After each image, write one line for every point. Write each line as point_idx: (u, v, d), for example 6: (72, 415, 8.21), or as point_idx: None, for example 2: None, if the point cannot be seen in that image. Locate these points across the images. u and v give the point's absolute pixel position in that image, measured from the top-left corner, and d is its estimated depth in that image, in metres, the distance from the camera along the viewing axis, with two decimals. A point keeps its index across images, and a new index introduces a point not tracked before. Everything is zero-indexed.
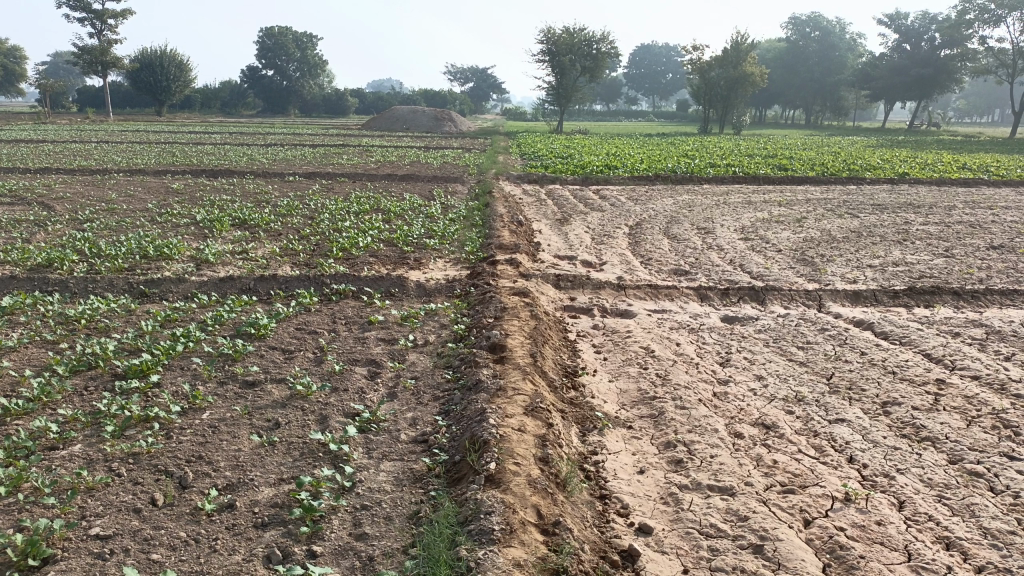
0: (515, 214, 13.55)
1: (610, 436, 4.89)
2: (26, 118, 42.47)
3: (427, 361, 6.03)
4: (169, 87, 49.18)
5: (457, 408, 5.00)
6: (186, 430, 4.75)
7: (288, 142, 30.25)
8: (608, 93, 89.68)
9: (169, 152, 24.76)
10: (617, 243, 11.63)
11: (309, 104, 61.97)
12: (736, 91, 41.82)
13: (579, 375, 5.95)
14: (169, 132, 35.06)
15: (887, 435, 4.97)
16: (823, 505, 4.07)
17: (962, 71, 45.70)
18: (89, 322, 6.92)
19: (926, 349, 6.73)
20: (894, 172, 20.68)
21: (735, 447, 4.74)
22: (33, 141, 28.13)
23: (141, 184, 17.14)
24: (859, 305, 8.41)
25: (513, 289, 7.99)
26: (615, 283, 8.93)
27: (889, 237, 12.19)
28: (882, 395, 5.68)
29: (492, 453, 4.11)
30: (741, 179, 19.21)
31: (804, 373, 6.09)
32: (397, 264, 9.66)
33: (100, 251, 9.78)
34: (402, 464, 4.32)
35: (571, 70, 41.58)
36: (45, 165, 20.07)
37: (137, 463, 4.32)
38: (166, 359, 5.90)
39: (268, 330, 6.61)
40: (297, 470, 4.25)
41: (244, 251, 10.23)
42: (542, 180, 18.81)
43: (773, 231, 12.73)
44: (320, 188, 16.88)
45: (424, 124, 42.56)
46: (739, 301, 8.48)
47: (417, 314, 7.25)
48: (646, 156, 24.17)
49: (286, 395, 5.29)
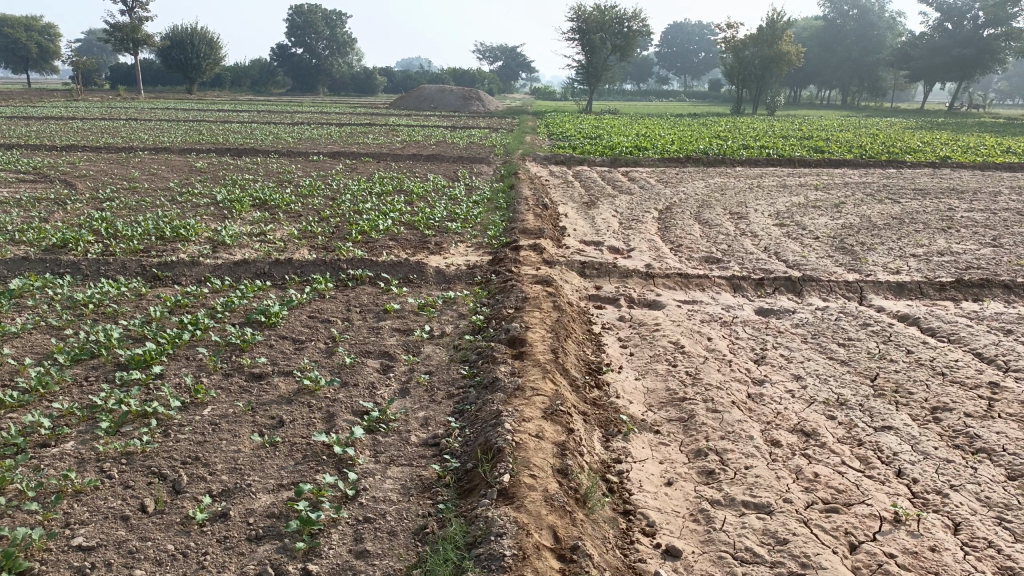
0: (541, 196, 13.18)
1: (635, 442, 4.54)
2: (59, 95, 42.56)
3: (443, 354, 5.73)
4: (200, 65, 49.08)
5: (472, 408, 4.68)
6: (185, 427, 4.49)
7: (314, 120, 29.99)
8: (638, 73, 88.32)
9: (196, 130, 24.61)
10: (645, 228, 11.22)
11: (338, 82, 61.58)
12: (770, 71, 40.70)
13: (603, 373, 5.60)
14: (197, 110, 35.02)
15: (939, 446, 4.57)
16: (870, 527, 3.70)
17: (1006, 51, 44.09)
18: (97, 307, 6.71)
19: (976, 348, 6.28)
20: (936, 155, 19.97)
21: (772, 457, 4.36)
22: (64, 117, 28.20)
23: (164, 163, 16.96)
24: (903, 298, 7.94)
25: (536, 277, 7.63)
26: (643, 271, 8.53)
27: (932, 224, 11.62)
28: (931, 399, 5.25)
29: (506, 464, 3.78)
30: (775, 161, 18.60)
31: (846, 374, 5.68)
32: (417, 249, 9.37)
33: (116, 232, 9.60)
34: (411, 471, 4.01)
35: (602, 48, 40.70)
36: (72, 142, 20.00)
37: (130, 464, 4.06)
38: (171, 348, 5.64)
39: (279, 318, 6.33)
40: (298, 475, 3.96)
41: (262, 233, 9.97)
42: (570, 161, 18.38)
43: (810, 216, 12.22)
44: (344, 168, 16.60)
45: (452, 103, 42.02)
46: (774, 293, 8.04)
47: (435, 303, 6.93)
48: (677, 137, 23.58)
49: (293, 390, 5.00)
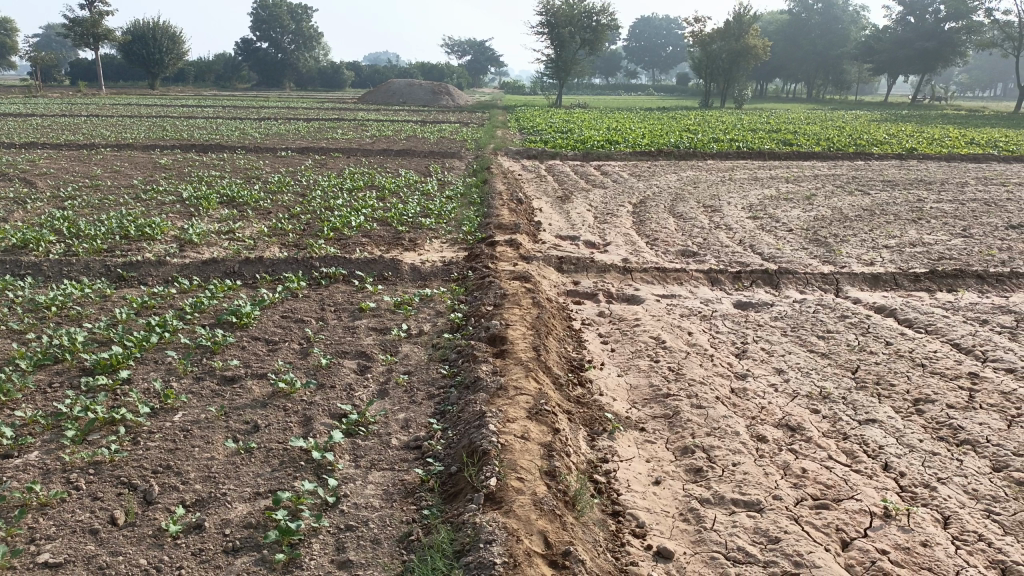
0: (515, 191, 13.08)
1: (621, 441, 4.46)
2: (16, 91, 41.44)
3: (421, 353, 5.60)
4: (162, 60, 48.13)
5: (454, 409, 4.57)
6: (155, 434, 4.32)
7: (281, 116, 29.53)
8: (606, 67, 88.48)
9: (160, 126, 24.08)
10: (621, 222, 11.17)
11: (305, 77, 60.84)
12: (737, 65, 40.98)
13: (585, 370, 5.52)
14: (160, 106, 34.31)
15: (924, 438, 4.55)
16: (861, 523, 3.66)
17: (967, 44, 44.76)
18: (60, 309, 6.47)
19: (953, 338, 6.30)
20: (902, 147, 20.19)
21: (759, 453, 4.31)
22: (22, 114, 27.45)
23: (128, 160, 16.56)
24: (878, 289, 7.96)
25: (514, 273, 7.54)
26: (621, 266, 8.46)
27: (903, 216, 11.71)
28: (913, 391, 5.25)
29: (492, 468, 3.67)
30: (746, 154, 18.68)
31: (828, 366, 5.66)
32: (391, 245, 9.22)
33: (79, 231, 9.31)
34: (393, 475, 3.90)
35: (571, 42, 40.63)
36: (30, 139, 19.44)
37: (98, 474, 3.89)
38: (139, 352, 5.45)
39: (250, 319, 6.15)
40: (276, 483, 3.81)
41: (231, 231, 9.74)
42: (542, 155, 18.29)
43: (782, 209, 12.26)
44: (313, 163, 16.34)
45: (422, 98, 41.71)
46: (751, 286, 8.03)
47: (412, 300, 6.80)
48: (647, 131, 23.61)
49: (268, 393, 4.84)
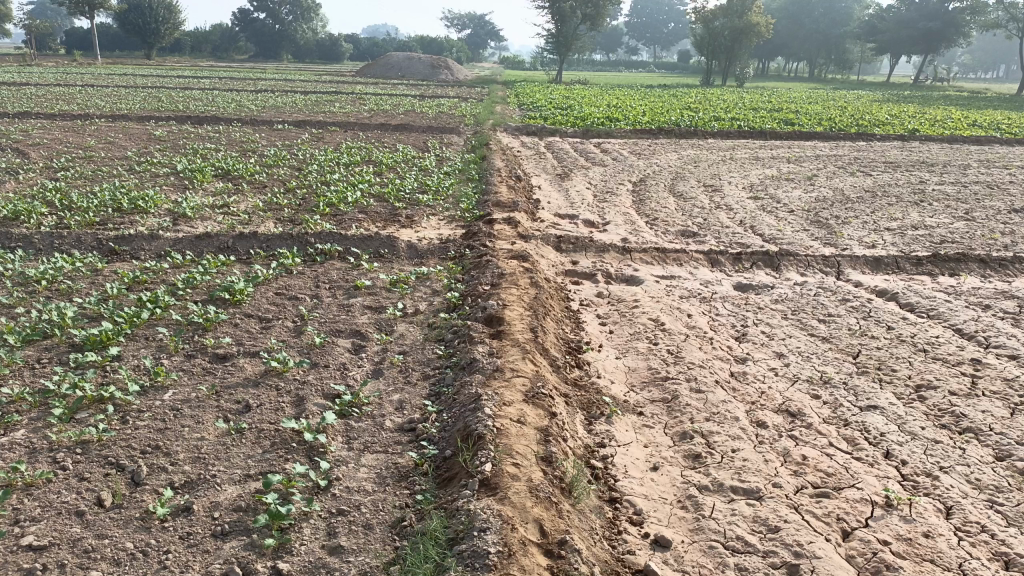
0: (514, 167, 12.93)
1: (619, 425, 4.39)
2: (11, 60, 40.97)
3: (417, 333, 5.51)
4: (159, 29, 47.62)
5: (449, 391, 4.49)
6: (144, 413, 4.23)
7: (279, 88, 29.25)
8: (607, 44, 87.70)
9: (155, 97, 23.82)
10: (620, 201, 11.05)
11: (303, 49, 60.22)
12: (739, 42, 40.58)
13: (583, 352, 5.44)
14: (155, 76, 33.93)
15: (926, 426, 4.49)
16: (862, 512, 3.60)
17: (971, 24, 44.29)
18: (50, 283, 6.36)
19: (955, 324, 6.22)
20: (904, 128, 20.02)
21: (759, 439, 4.24)
22: (16, 82, 27.12)
23: (122, 131, 16.37)
24: (880, 273, 7.87)
25: (512, 252, 7.43)
26: (620, 246, 8.35)
27: (905, 198, 11.59)
28: (914, 377, 5.18)
29: (487, 453, 3.60)
30: (746, 133, 18.51)
31: (829, 351, 5.58)
32: (387, 222, 9.10)
33: (71, 203, 9.18)
34: (386, 458, 3.82)
35: (572, 17, 40.15)
36: (24, 109, 19.22)
37: (85, 454, 3.81)
38: (130, 328, 5.35)
39: (244, 296, 6.05)
40: (267, 464, 3.74)
41: (225, 205, 9.61)
42: (541, 132, 18.10)
43: (784, 189, 12.13)
44: (310, 137, 16.18)
45: (420, 72, 41.32)
46: (752, 268, 7.94)
47: (408, 278, 6.70)
48: (647, 108, 23.39)
49: (260, 372, 4.76)
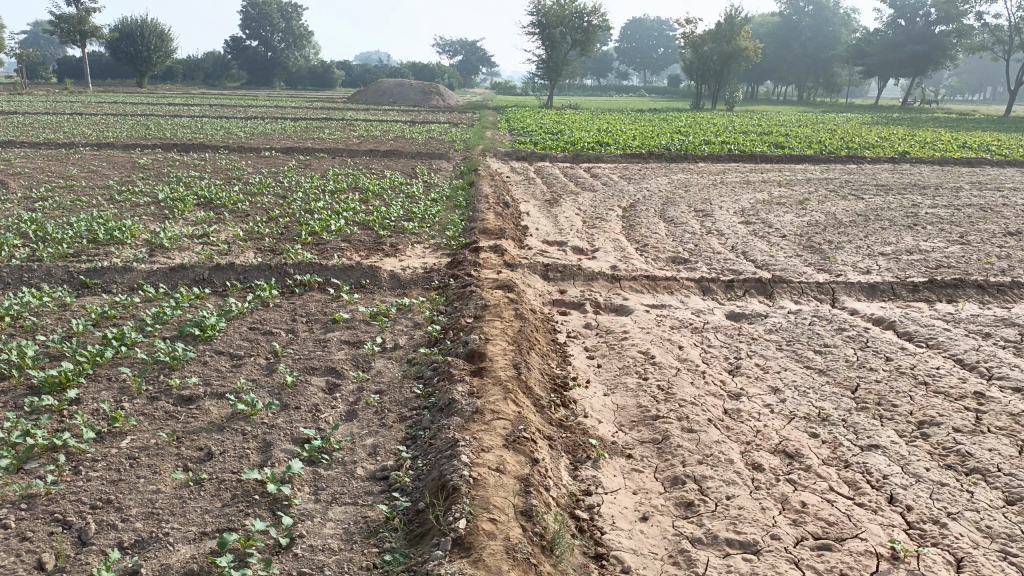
0: (502, 194, 12.75)
1: (606, 470, 4.13)
2: (2, 88, 40.83)
3: (396, 370, 5.26)
4: (150, 58, 47.63)
5: (425, 435, 4.23)
6: (99, 462, 3.96)
7: (268, 115, 29.14)
8: (598, 69, 88.25)
9: (143, 125, 23.67)
10: (609, 227, 10.85)
11: (295, 76, 60.35)
12: (728, 67, 40.82)
13: (569, 389, 5.19)
14: (145, 103, 33.74)
15: (930, 467, 4.24)
16: (867, 567, 3.34)
17: (957, 48, 44.79)
18: (14, 319, 6.09)
19: (956, 354, 5.99)
20: (894, 151, 19.96)
21: (755, 484, 3.98)
22: (3, 111, 26.87)
23: (107, 159, 16.14)
24: (876, 300, 7.66)
25: (497, 282, 7.19)
26: (609, 274, 8.13)
27: (898, 221, 11.43)
28: (916, 413, 4.93)
29: (461, 508, 3.35)
30: (737, 157, 18.40)
31: (826, 385, 5.34)
32: (371, 250, 8.87)
33: (45, 235, 8.92)
34: (355, 511, 3.56)
35: (562, 43, 40.32)
36: (8, 138, 19.00)
37: (30, 510, 3.53)
38: (92, 368, 5.08)
39: (215, 331, 5.79)
40: (227, 520, 3.47)
41: (205, 235, 9.37)
42: (531, 157, 17.96)
43: (775, 214, 11.96)
44: (297, 164, 15.99)
45: (412, 97, 41.33)
46: (745, 295, 7.71)
47: (388, 311, 6.45)
48: (638, 132, 23.30)
49: (225, 415, 4.49)
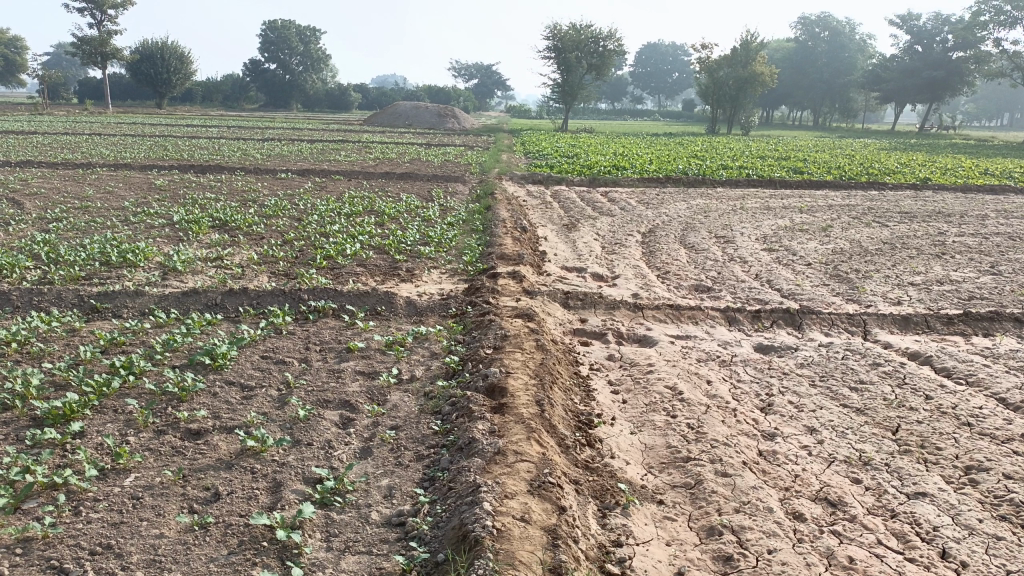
0: (519, 218, 12.55)
1: (637, 518, 3.87)
2: (24, 109, 41.25)
3: (412, 404, 5.03)
4: (170, 79, 48.09)
5: (444, 477, 4.00)
6: (101, 502, 3.75)
7: (286, 136, 29.24)
8: (613, 93, 88.44)
9: (161, 146, 23.72)
10: (629, 253, 10.62)
11: (312, 99, 60.79)
12: (744, 92, 40.66)
13: (594, 426, 4.95)
14: (164, 125, 34.00)
15: (984, 518, 3.96)
16: None
17: (975, 73, 44.52)
18: (21, 345, 5.92)
19: (999, 392, 5.69)
20: (916, 177, 19.67)
21: (797, 536, 3.72)
22: (22, 132, 27.06)
23: (123, 180, 16.10)
24: (909, 333, 7.37)
25: (516, 311, 6.97)
26: (631, 303, 7.89)
27: (925, 250, 11.14)
28: (963, 457, 4.65)
29: (484, 563, 3.11)
30: (756, 182, 18.16)
31: (865, 425, 5.07)
32: (386, 276, 8.68)
33: (58, 257, 8.79)
34: (370, 562, 3.32)
35: (577, 67, 40.34)
36: (26, 158, 19.01)
37: (26, 554, 3.32)
38: (97, 399, 4.89)
39: (226, 360, 5.59)
40: (233, 569, 3.25)
41: (218, 258, 9.21)
42: (547, 181, 17.79)
43: (798, 241, 11.70)
44: (312, 186, 15.89)
45: (428, 120, 41.42)
46: (772, 327, 7.45)
47: (404, 340, 6.24)
48: (655, 156, 23.12)
49: (235, 452, 4.27)
